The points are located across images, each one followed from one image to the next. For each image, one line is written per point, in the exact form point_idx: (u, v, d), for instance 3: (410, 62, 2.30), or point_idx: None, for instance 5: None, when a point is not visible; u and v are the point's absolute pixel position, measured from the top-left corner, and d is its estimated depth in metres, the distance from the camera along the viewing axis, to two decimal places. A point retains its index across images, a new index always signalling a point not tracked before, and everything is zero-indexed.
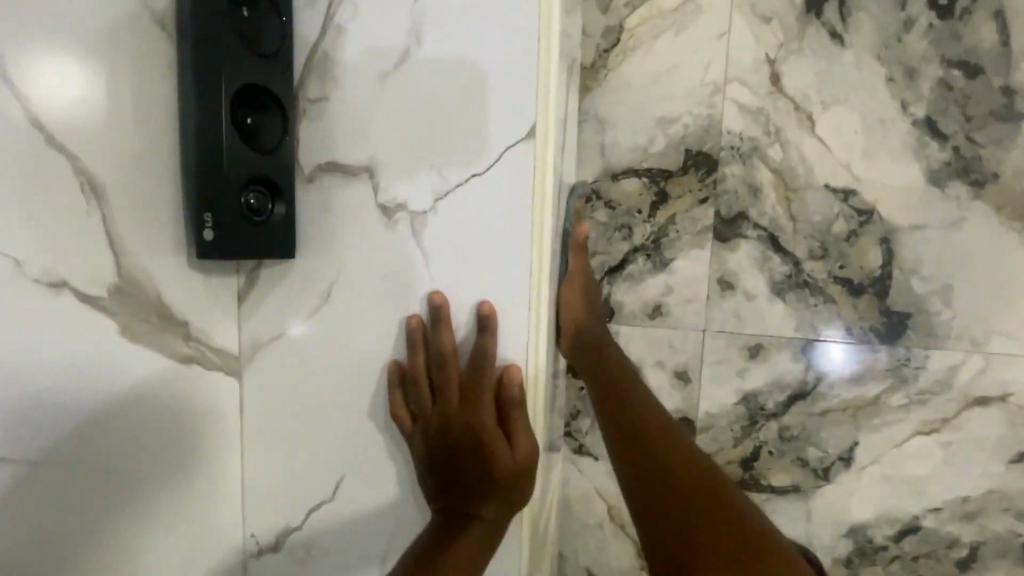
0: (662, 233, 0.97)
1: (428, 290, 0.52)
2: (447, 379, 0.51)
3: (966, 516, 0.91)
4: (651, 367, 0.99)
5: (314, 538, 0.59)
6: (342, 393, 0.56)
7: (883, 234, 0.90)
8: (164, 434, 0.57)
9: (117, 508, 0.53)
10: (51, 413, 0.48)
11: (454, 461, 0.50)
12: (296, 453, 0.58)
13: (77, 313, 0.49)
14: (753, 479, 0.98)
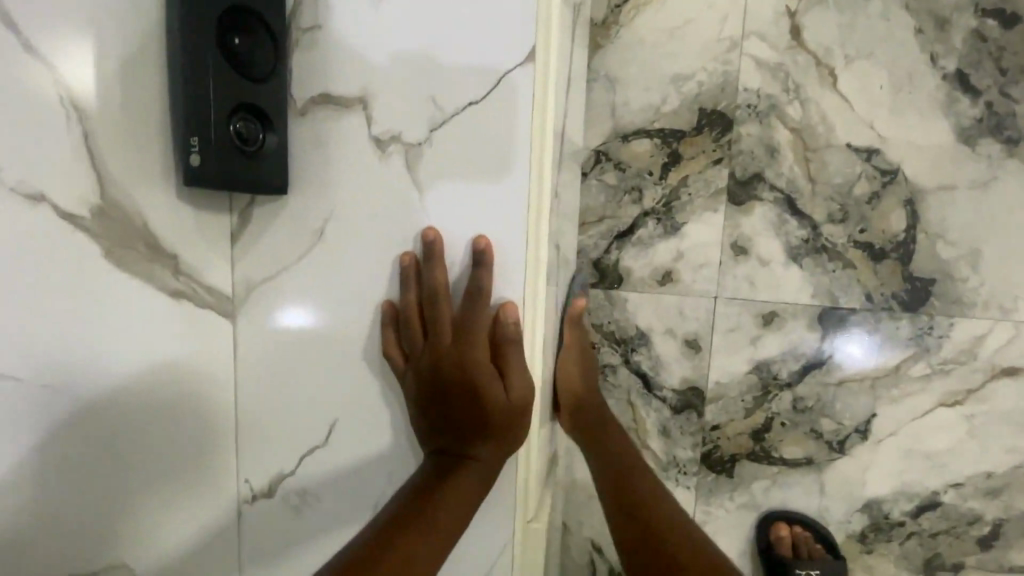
0: (673, 195, 0.94)
1: (423, 227, 0.51)
2: (439, 319, 0.49)
3: (990, 492, 0.87)
4: (660, 335, 0.97)
5: (308, 486, 0.58)
6: (338, 338, 0.55)
7: (908, 196, 0.85)
8: (152, 402, 0.50)
9: (136, 474, 0.49)
10: (88, 366, 0.44)
11: (444, 403, 0.48)
12: (290, 399, 0.57)
13: (65, 248, 0.42)
14: (764, 452, 0.95)
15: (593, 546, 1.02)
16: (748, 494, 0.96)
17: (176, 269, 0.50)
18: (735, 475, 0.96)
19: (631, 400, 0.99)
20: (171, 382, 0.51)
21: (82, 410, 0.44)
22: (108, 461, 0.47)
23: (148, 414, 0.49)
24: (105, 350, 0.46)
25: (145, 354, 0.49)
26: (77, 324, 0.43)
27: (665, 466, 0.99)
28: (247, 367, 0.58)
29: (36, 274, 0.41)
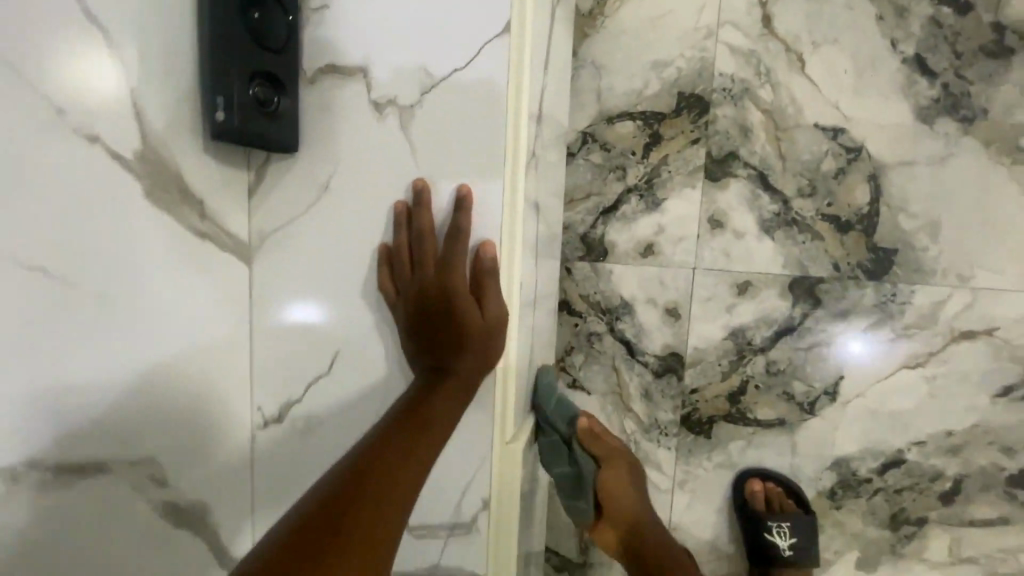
0: (654, 173, 1.01)
1: (413, 177, 0.59)
2: (426, 255, 0.57)
3: (950, 450, 0.93)
4: (642, 304, 1.04)
5: (314, 410, 0.66)
6: (341, 278, 0.63)
7: (871, 171, 0.92)
8: (175, 323, 0.56)
9: (188, 389, 0.59)
10: (160, 290, 0.54)
11: (431, 327, 0.57)
12: (296, 332, 0.65)
13: (113, 175, 0.49)
14: (739, 413, 1.01)
15: None
16: (725, 455, 1.03)
17: (202, 212, 0.58)
18: (712, 436, 1.03)
19: (616, 366, 1.06)
20: (191, 307, 0.58)
21: (147, 320, 0.53)
22: (137, 371, 0.53)
23: (172, 333, 0.56)
24: (140, 268, 0.52)
25: (177, 276, 0.56)
26: (119, 243, 0.50)
27: (647, 428, 1.06)
28: (262, 305, 0.66)
29: (95, 192, 0.48)
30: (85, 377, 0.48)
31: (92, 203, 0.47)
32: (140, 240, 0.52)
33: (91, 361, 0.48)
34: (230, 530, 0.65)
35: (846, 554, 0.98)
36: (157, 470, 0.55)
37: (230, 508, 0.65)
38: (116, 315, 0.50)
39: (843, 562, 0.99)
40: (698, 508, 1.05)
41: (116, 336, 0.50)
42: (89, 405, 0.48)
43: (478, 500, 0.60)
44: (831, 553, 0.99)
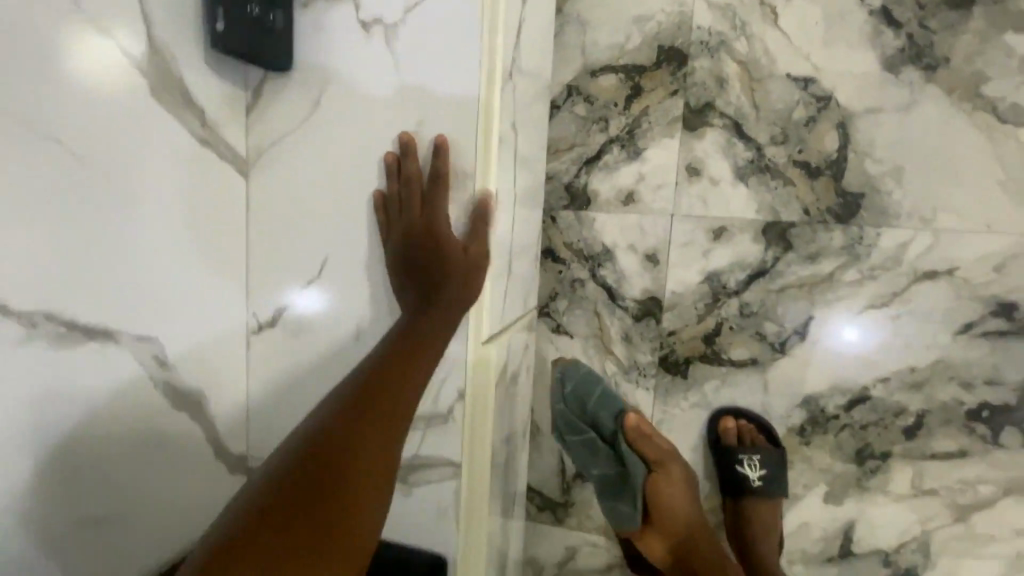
0: (636, 124, 1.06)
1: (400, 131, 0.71)
2: (412, 197, 0.70)
3: (914, 385, 0.97)
4: (623, 251, 1.08)
5: (304, 313, 0.79)
6: (330, 196, 0.75)
7: (840, 119, 0.96)
8: (178, 230, 0.69)
9: (200, 277, 0.73)
10: (178, 191, 0.68)
11: (420, 257, 0.69)
12: (290, 243, 0.78)
13: (132, 95, 0.61)
14: (714, 354, 1.06)
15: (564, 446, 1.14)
16: (700, 395, 1.07)
17: (202, 118, 0.70)
18: (689, 376, 1.07)
19: (598, 310, 1.11)
20: (190, 214, 0.71)
21: (166, 214, 0.67)
22: (143, 265, 0.65)
23: (174, 236, 0.69)
24: (150, 179, 0.65)
25: (191, 183, 0.70)
26: (134, 156, 0.63)
27: (627, 369, 1.10)
28: (257, 220, 0.78)
29: (135, 105, 0.62)
30: (102, 263, 0.61)
31: (114, 116, 0.60)
32: (152, 154, 0.64)
33: (107, 250, 0.61)
34: (228, 414, 0.80)
35: (814, 487, 1.03)
36: (159, 350, 0.69)
37: (226, 395, 0.80)
38: (129, 215, 0.63)
39: (812, 496, 1.03)
40: (675, 447, 1.09)
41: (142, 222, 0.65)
42: (105, 287, 0.61)
43: (454, 389, 0.72)
44: (801, 487, 1.04)
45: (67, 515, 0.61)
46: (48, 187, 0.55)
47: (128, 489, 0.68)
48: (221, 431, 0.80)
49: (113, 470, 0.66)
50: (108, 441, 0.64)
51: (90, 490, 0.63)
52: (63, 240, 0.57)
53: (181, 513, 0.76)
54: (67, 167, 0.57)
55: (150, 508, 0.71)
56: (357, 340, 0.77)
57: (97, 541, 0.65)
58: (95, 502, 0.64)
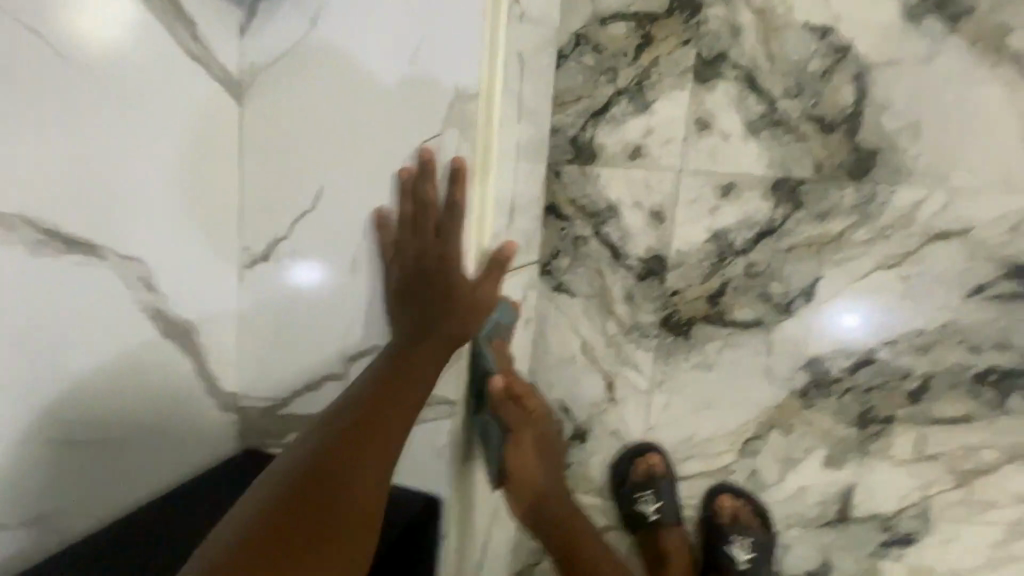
0: (645, 75, 1.02)
1: (419, 146, 0.73)
2: (429, 224, 0.71)
3: (920, 349, 0.95)
4: (628, 208, 1.06)
5: (297, 248, 0.81)
6: (321, 123, 0.77)
7: (858, 71, 0.93)
8: (171, 181, 0.72)
9: (193, 228, 0.76)
10: (172, 145, 0.72)
11: (427, 286, 0.68)
12: (286, 174, 0.80)
13: (124, 21, 0.63)
14: (718, 314, 1.04)
15: (562, 407, 1.14)
16: (702, 356, 1.05)
17: (193, 32, 0.71)
18: (691, 337, 1.05)
19: (600, 269, 1.08)
20: (186, 165, 0.74)
21: (160, 165, 0.71)
22: (124, 185, 0.67)
23: (163, 164, 0.71)
24: (137, 105, 0.67)
25: (187, 137, 0.73)
26: (122, 81, 0.65)
27: (629, 330, 1.08)
28: (250, 151, 0.81)
29: (136, 56, 0.65)
30: (84, 177, 0.63)
31: (106, 53, 0.62)
32: (144, 83, 0.67)
33: (88, 166, 0.63)
34: (220, 347, 0.83)
35: (814, 451, 1.02)
36: (145, 273, 0.70)
37: (220, 327, 0.82)
38: (112, 135, 0.65)
39: (811, 459, 1.02)
40: (674, 409, 1.08)
41: (137, 170, 0.68)
42: (86, 202, 0.63)
43: None
44: (800, 450, 1.03)
45: (73, 437, 0.65)
46: (41, 102, 0.58)
47: (137, 424, 0.72)
48: (212, 367, 0.82)
49: (126, 405, 0.70)
50: (101, 366, 0.67)
51: (99, 419, 0.68)
52: (42, 149, 0.59)
53: (190, 455, 0.80)
54: (56, 83, 0.59)
55: (158, 445, 0.76)
56: (352, 273, 0.78)
57: (101, 470, 0.69)
58: (104, 431, 0.68)
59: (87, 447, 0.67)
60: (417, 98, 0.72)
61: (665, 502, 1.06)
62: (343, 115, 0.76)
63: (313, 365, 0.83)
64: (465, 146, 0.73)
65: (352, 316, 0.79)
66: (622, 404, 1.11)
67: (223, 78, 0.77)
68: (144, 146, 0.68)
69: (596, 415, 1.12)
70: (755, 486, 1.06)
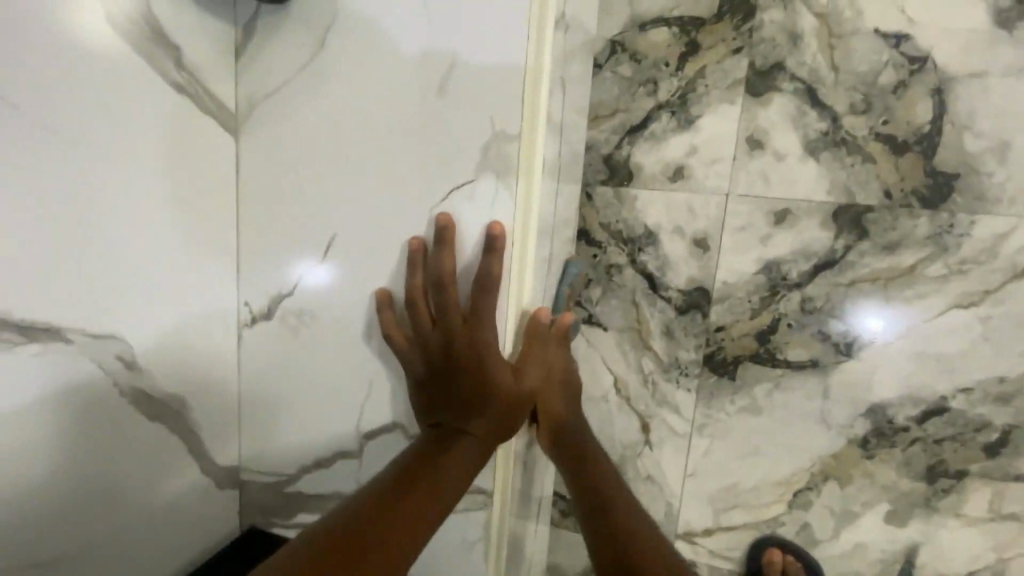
0: (689, 87, 0.91)
1: (439, 211, 0.63)
2: (452, 304, 0.60)
3: (1000, 398, 0.85)
4: (668, 234, 0.95)
5: (303, 305, 0.71)
6: (330, 159, 0.67)
7: (936, 85, 0.81)
8: (168, 238, 0.67)
9: (191, 286, 0.70)
10: (171, 200, 0.66)
11: (455, 379, 0.60)
12: (291, 218, 0.70)
13: (115, 48, 0.58)
14: (769, 354, 0.94)
15: None
16: (748, 399, 0.96)
17: (176, 59, 0.63)
18: (737, 378, 0.96)
19: (636, 301, 0.99)
20: (185, 219, 0.68)
21: (157, 223, 0.65)
22: (104, 229, 0.60)
23: (160, 222, 0.65)
24: (126, 161, 0.61)
25: (185, 189, 0.67)
26: (107, 107, 0.58)
27: (667, 368, 0.99)
28: (247, 192, 0.73)
29: (126, 111, 0.60)
30: (60, 221, 0.56)
31: (93, 110, 0.57)
32: (137, 138, 0.61)
33: (64, 194, 0.56)
34: (214, 411, 0.75)
35: (874, 506, 0.92)
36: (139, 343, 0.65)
37: (217, 388, 0.75)
38: (98, 189, 0.59)
39: (870, 514, 0.93)
40: (717, 455, 0.98)
41: (132, 231, 0.63)
42: (71, 271, 0.58)
43: None
44: (858, 505, 0.93)
45: (63, 525, 0.61)
46: (25, 171, 0.53)
47: (117, 505, 0.65)
48: (205, 436, 0.74)
49: (102, 484, 0.64)
50: (83, 451, 0.61)
51: (66, 504, 0.61)
52: (12, 171, 0.52)
53: (188, 538, 0.74)
54: (43, 148, 0.54)
55: (140, 530, 0.68)
56: (367, 338, 0.69)
57: (71, 555, 0.61)
58: (74, 516, 0.61)
59: (79, 533, 0.62)
60: (439, 131, 0.62)
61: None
62: (354, 150, 0.66)
63: (322, 434, 0.74)
64: (502, 192, 0.61)
65: (368, 384, 0.70)
66: (659, 447, 1.01)
67: (213, 110, 0.69)
68: (140, 206, 0.63)
69: (629, 459, 1.03)
70: (806, 540, 0.96)
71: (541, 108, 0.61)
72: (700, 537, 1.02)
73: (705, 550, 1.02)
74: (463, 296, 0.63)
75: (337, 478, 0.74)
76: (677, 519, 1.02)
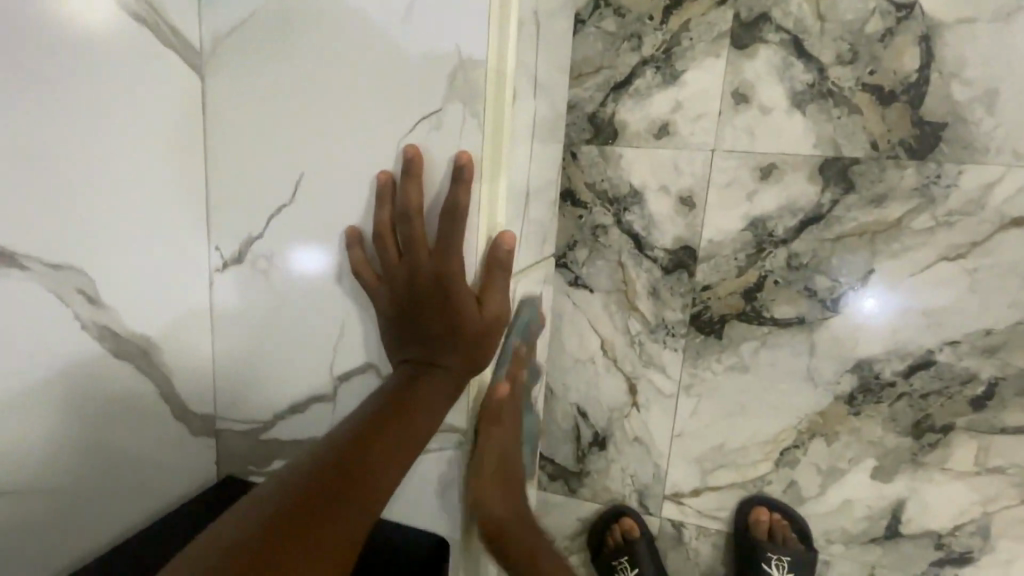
0: (674, 41, 0.90)
1: (406, 143, 0.63)
2: (419, 236, 0.60)
3: (987, 350, 0.84)
4: (654, 192, 0.94)
5: (274, 249, 0.72)
6: (300, 98, 0.67)
7: (924, 32, 0.80)
8: (158, 192, 0.68)
9: (179, 238, 0.71)
10: (159, 154, 0.67)
11: (422, 311, 0.59)
12: (261, 160, 0.70)
13: (96, 16, 0.57)
14: (755, 312, 0.93)
15: (578, 411, 1.05)
16: (735, 357, 0.95)
17: None
18: (724, 337, 0.95)
19: (622, 261, 0.98)
20: (171, 172, 0.69)
21: (149, 176, 0.66)
22: (103, 186, 0.61)
23: (150, 176, 0.66)
24: (118, 117, 0.62)
25: (168, 142, 0.68)
26: (99, 62, 0.58)
27: (654, 328, 0.98)
28: (216, 136, 0.72)
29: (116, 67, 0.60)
30: (63, 178, 0.57)
31: (88, 66, 0.58)
32: (127, 93, 0.62)
33: (47, 166, 0.56)
34: (188, 359, 0.75)
35: (861, 462, 0.92)
36: (138, 296, 0.66)
37: (189, 337, 0.74)
38: (95, 146, 0.60)
39: (857, 471, 0.93)
40: (704, 415, 0.98)
41: (129, 186, 0.64)
42: (79, 227, 0.59)
43: None
44: (846, 461, 0.93)
45: (75, 474, 0.63)
46: (29, 131, 0.54)
47: (92, 480, 0.65)
48: (179, 387, 0.74)
49: (83, 451, 0.63)
50: (94, 402, 0.64)
51: (48, 471, 0.60)
52: (15, 131, 0.53)
53: (180, 483, 0.77)
54: (43, 107, 0.54)
55: (107, 505, 0.67)
56: (339, 279, 0.69)
57: (45, 529, 0.60)
58: (52, 486, 0.61)
59: (88, 481, 0.64)
60: (406, 65, 0.61)
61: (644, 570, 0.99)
62: (324, 88, 0.65)
63: (297, 379, 0.74)
64: (470, 120, 0.61)
65: (340, 326, 0.70)
66: (646, 409, 1.01)
67: (179, 50, 0.67)
68: (135, 161, 0.64)
69: (615, 420, 1.03)
70: (794, 498, 0.96)
71: (511, 44, 0.60)
72: (687, 498, 1.02)
73: (693, 511, 1.02)
74: (431, 229, 0.62)
75: (312, 424, 0.74)
76: (664, 481, 1.02)
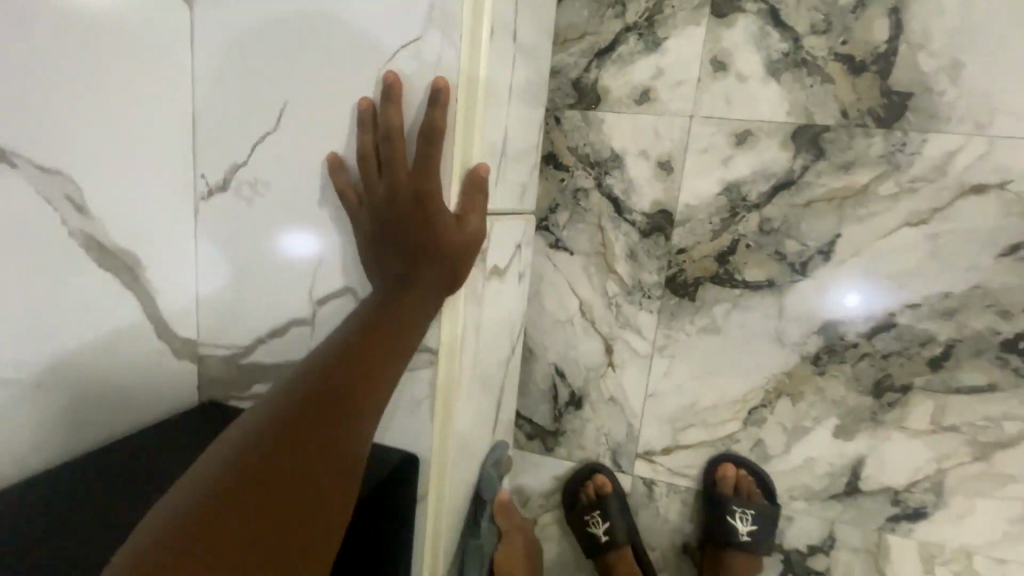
0: (657, 9, 0.93)
1: (388, 69, 0.65)
2: (397, 157, 0.63)
3: (946, 313, 0.88)
4: (633, 157, 0.97)
5: (259, 177, 0.74)
6: (286, 27, 0.68)
7: (893, 4, 0.83)
8: (153, 130, 0.72)
9: (170, 168, 0.75)
10: (154, 93, 0.72)
11: (400, 230, 0.62)
12: (247, 87, 0.72)
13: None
14: (728, 275, 0.96)
15: (555, 371, 1.08)
16: (708, 319, 0.99)
17: None
18: (698, 299, 0.98)
19: (601, 224, 1.01)
20: (165, 110, 0.73)
21: (145, 117, 0.71)
22: (100, 137, 0.67)
23: (146, 116, 0.71)
24: (114, 71, 0.67)
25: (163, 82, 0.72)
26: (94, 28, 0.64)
27: (631, 291, 1.01)
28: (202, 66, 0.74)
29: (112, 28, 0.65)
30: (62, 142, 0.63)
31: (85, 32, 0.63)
32: (125, 43, 0.67)
33: (47, 130, 0.62)
34: (172, 284, 0.78)
35: (824, 421, 0.96)
36: (131, 229, 0.72)
37: (170, 264, 0.78)
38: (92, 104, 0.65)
39: (821, 430, 0.96)
40: (676, 375, 1.02)
41: (125, 133, 0.69)
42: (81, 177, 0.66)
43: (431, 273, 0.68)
44: (810, 420, 0.97)
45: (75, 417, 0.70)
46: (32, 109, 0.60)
47: (78, 409, 0.70)
48: (164, 309, 0.78)
49: (81, 387, 0.70)
50: (93, 349, 0.70)
51: (50, 414, 0.67)
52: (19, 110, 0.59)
53: (169, 398, 0.82)
54: (44, 79, 0.60)
55: (95, 424, 0.72)
56: (319, 205, 0.72)
57: (40, 446, 0.66)
58: (56, 414, 0.67)
59: (88, 408, 0.71)
60: None
61: (614, 521, 1.02)
62: (308, 16, 0.67)
63: (279, 307, 0.77)
64: (447, 48, 0.63)
65: (320, 254, 0.73)
66: (621, 368, 1.04)
67: None
68: (131, 106, 0.70)
69: (591, 380, 1.06)
70: (760, 456, 1.00)
71: None
72: (659, 456, 1.05)
73: (664, 469, 1.06)
74: (410, 152, 0.65)
75: (291, 349, 0.77)
76: (637, 439, 1.06)
